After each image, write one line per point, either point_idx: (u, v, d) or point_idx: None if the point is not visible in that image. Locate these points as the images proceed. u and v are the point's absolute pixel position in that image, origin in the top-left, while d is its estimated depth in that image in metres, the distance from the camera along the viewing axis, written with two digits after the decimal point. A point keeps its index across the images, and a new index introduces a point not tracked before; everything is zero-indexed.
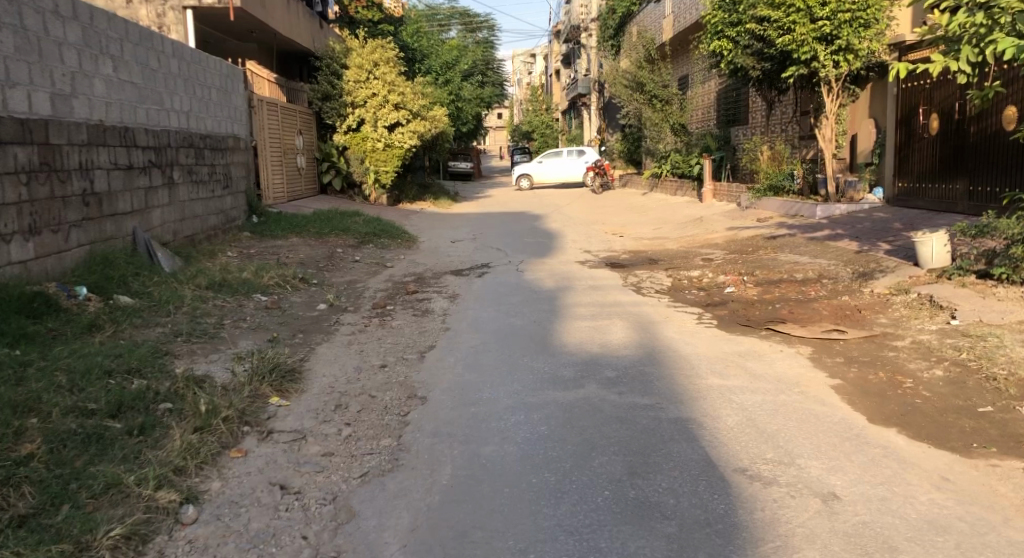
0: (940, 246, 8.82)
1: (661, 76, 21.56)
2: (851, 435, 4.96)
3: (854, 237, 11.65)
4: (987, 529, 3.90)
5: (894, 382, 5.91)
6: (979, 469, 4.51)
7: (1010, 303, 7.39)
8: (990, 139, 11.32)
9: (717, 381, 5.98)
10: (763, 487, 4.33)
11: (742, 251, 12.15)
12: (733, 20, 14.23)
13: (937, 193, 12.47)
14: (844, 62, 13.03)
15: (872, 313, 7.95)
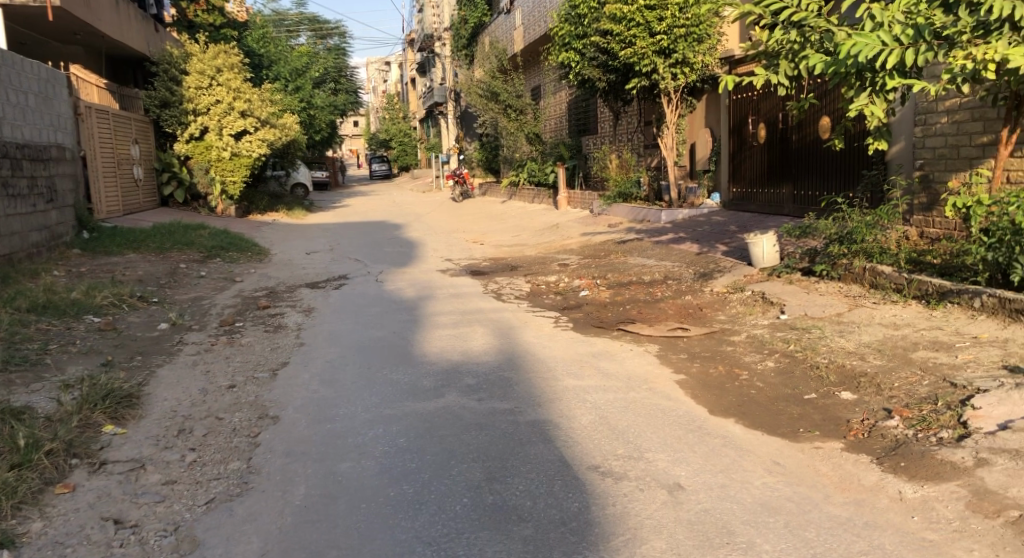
0: (770, 246, 9.45)
1: (514, 86, 21.91)
2: (694, 427, 5.23)
3: (695, 240, 12.32)
4: (810, 508, 4.19)
5: (732, 375, 6.30)
6: (805, 452, 4.85)
7: (831, 297, 8.06)
8: (809, 147, 12.22)
9: (572, 382, 6.16)
10: (614, 482, 4.49)
11: (595, 256, 12.57)
12: (579, 33, 14.72)
13: (767, 197, 13.38)
14: (682, 75, 13.74)
15: (712, 311, 8.42)
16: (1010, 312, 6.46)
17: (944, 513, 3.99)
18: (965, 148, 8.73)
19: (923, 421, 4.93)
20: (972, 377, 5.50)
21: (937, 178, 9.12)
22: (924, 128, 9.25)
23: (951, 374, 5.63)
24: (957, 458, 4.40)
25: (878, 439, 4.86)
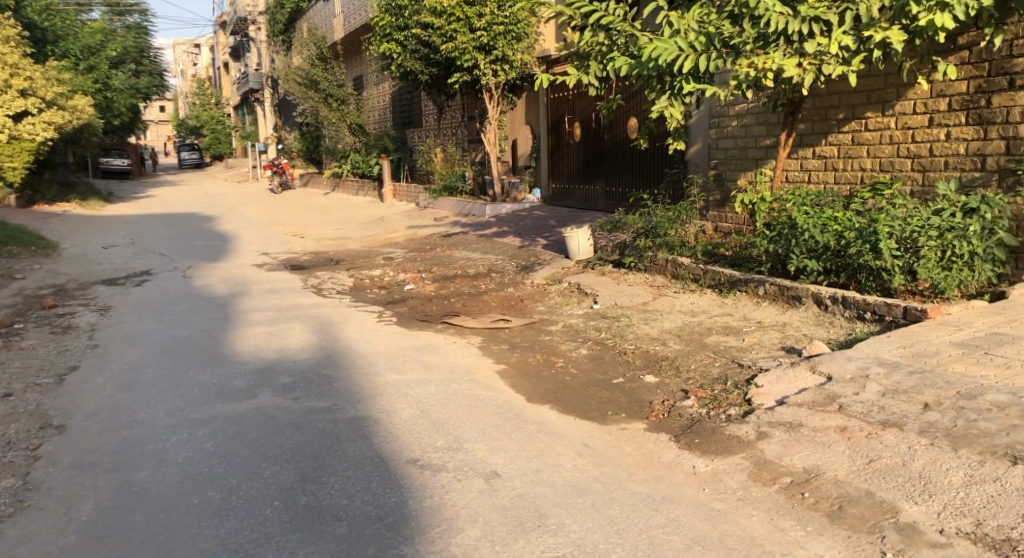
0: (585, 239, 9.96)
1: (335, 75, 21.33)
2: (512, 416, 5.31)
3: (517, 233, 12.61)
4: (616, 486, 4.24)
5: (548, 362, 6.51)
6: (612, 433, 5.02)
7: (638, 287, 8.54)
8: (619, 146, 12.82)
9: (394, 377, 6.12)
10: (432, 474, 4.43)
11: (420, 249, 12.55)
12: (400, 24, 14.64)
13: (583, 193, 13.93)
14: (502, 72, 14.01)
15: (532, 302, 8.65)
16: (788, 298, 7.10)
17: (730, 483, 4.18)
18: (753, 150, 9.50)
19: (714, 401, 5.27)
20: (756, 358, 6.03)
21: (729, 176, 9.87)
22: (717, 130, 9.97)
23: (739, 355, 6.13)
24: (742, 432, 4.67)
25: (676, 419, 5.11)
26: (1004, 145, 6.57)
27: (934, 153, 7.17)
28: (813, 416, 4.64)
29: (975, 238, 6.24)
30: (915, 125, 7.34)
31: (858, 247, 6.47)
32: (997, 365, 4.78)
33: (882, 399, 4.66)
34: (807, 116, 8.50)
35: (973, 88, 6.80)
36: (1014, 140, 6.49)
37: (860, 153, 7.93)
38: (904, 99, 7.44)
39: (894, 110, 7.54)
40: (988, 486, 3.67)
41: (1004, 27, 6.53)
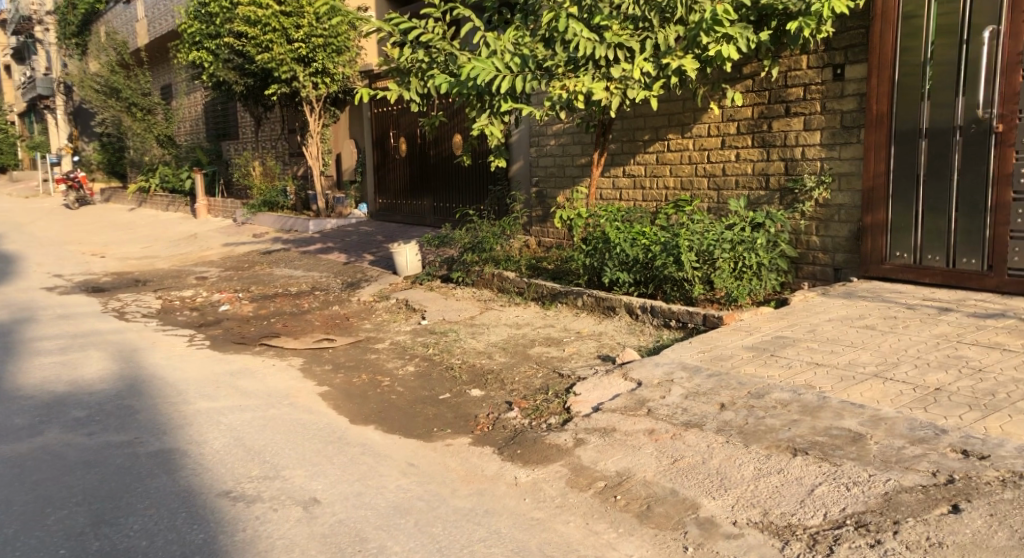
0: (413, 255, 9.96)
1: (140, 83, 20.03)
2: (334, 439, 5.17)
3: (342, 250, 12.40)
4: (440, 503, 4.14)
5: (374, 382, 6.40)
6: (436, 450, 4.90)
7: (465, 302, 8.65)
8: (444, 162, 12.96)
9: (204, 405, 5.83)
10: (246, 506, 4.23)
11: (237, 267, 12.05)
12: (211, 32, 14.01)
13: (409, 208, 13.97)
14: (323, 84, 13.77)
15: (358, 320, 8.51)
16: (604, 308, 7.45)
17: (549, 490, 4.14)
18: (570, 168, 9.90)
19: (537, 411, 5.25)
20: (575, 367, 6.20)
21: (549, 193, 10.26)
22: (537, 149, 10.35)
23: (559, 365, 6.28)
24: (561, 440, 4.67)
25: (500, 431, 5.05)
26: (783, 165, 7.23)
27: (726, 173, 7.80)
28: (625, 421, 4.72)
29: (761, 250, 6.87)
30: (710, 146, 7.95)
31: (664, 259, 6.90)
32: (781, 366, 5.12)
33: (685, 402, 4.84)
34: (617, 137, 9.03)
35: (757, 113, 7.46)
36: (792, 161, 7.16)
37: (664, 172, 8.51)
38: (699, 123, 8.05)
39: (692, 133, 8.15)
40: (774, 477, 3.80)
41: (780, 59, 7.20)
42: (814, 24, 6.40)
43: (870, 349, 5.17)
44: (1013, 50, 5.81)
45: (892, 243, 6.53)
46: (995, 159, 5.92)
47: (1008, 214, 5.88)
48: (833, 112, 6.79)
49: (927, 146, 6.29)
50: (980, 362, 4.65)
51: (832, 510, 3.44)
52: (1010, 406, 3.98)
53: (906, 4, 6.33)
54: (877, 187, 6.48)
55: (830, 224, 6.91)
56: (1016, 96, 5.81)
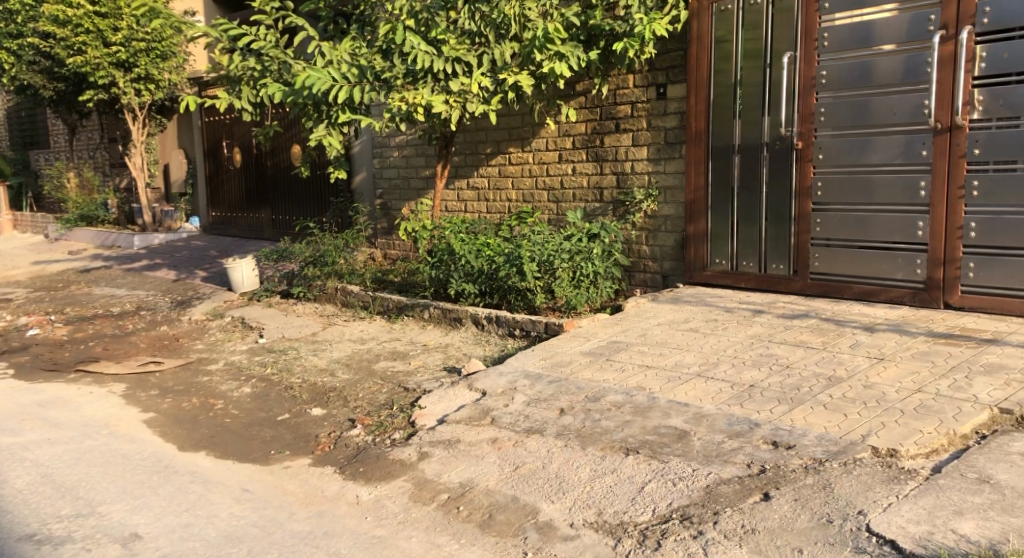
0: (249, 270, 9.64)
1: None
2: (159, 469, 4.89)
3: (171, 266, 11.78)
4: (275, 529, 3.94)
5: (206, 406, 6.13)
6: (274, 473, 4.73)
7: (306, 318, 8.45)
8: (281, 173, 12.63)
9: (8, 441, 5.35)
10: (54, 549, 3.84)
11: (50, 288, 11.17)
12: (14, 31, 12.97)
13: (246, 221, 13.49)
14: (146, 92, 13.06)
15: (188, 341, 8.11)
16: (450, 320, 7.49)
17: (391, 507, 4.01)
18: (414, 180, 9.90)
19: (380, 427, 5.15)
20: (421, 380, 6.14)
21: (394, 205, 10.23)
22: (380, 160, 10.28)
23: (405, 380, 6.22)
24: (404, 456, 4.59)
25: (341, 450, 4.93)
26: (615, 179, 7.60)
27: (564, 186, 8.09)
28: (469, 431, 4.72)
29: (597, 259, 7.11)
30: (548, 160, 8.21)
31: (506, 270, 7.03)
32: (615, 369, 5.33)
33: (526, 408, 4.88)
34: (460, 149, 9.14)
35: (590, 129, 7.79)
36: (623, 175, 7.54)
37: (506, 185, 8.69)
38: (537, 137, 8.29)
39: (531, 147, 8.36)
40: (609, 477, 3.88)
41: (610, 78, 7.55)
42: (637, 45, 6.78)
43: (695, 350, 5.50)
44: (809, 75, 6.22)
45: (712, 251, 6.94)
46: (797, 174, 6.34)
47: (808, 224, 6.32)
48: (657, 129, 7.23)
49: (740, 160, 6.65)
50: (788, 359, 5.06)
51: (660, 506, 3.53)
52: (812, 398, 4.35)
53: (718, 29, 6.72)
54: (698, 200, 6.94)
55: (659, 234, 7.34)
56: (813, 116, 6.22)
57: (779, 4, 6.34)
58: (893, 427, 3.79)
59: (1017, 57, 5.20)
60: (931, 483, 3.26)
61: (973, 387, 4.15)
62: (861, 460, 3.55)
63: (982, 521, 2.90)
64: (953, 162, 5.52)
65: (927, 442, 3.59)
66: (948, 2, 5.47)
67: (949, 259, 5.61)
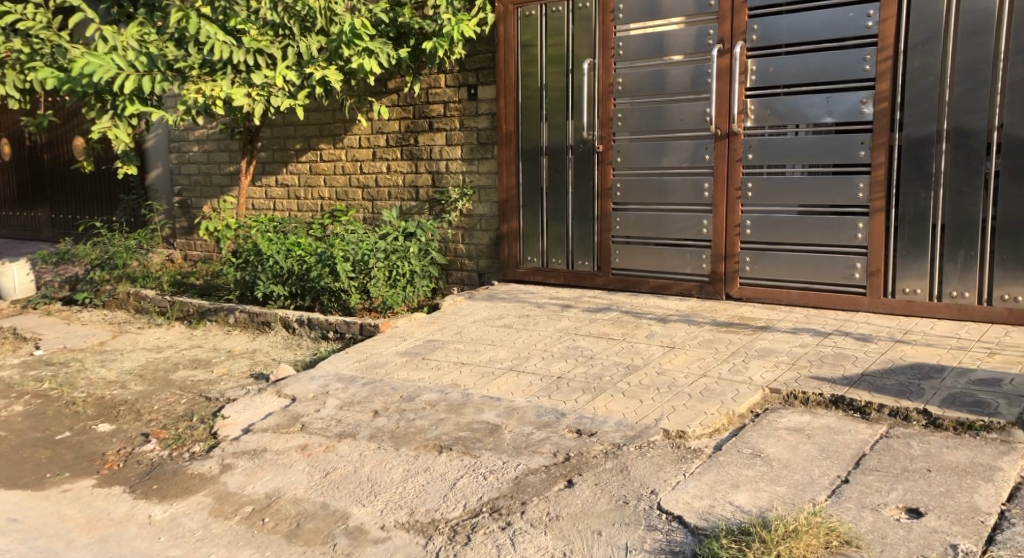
0: (22, 275, 8.85)
1: None
2: None
3: None
4: None
5: None
6: (49, 499, 4.28)
7: (93, 326, 7.84)
8: (61, 167, 11.64)
9: None
10: None
11: None
12: None
13: (21, 220, 12.33)
14: None
15: None
16: (258, 324, 7.23)
17: (188, 525, 3.75)
18: (217, 176, 9.46)
19: (177, 440, 4.85)
20: (224, 389, 5.88)
21: (194, 203, 9.73)
22: (178, 155, 9.75)
23: (207, 389, 5.93)
24: (205, 469, 4.33)
25: (132, 467, 4.59)
26: (430, 177, 7.66)
27: (378, 184, 8.05)
28: (276, 439, 4.57)
29: (413, 258, 7.11)
30: (361, 157, 8.13)
31: (319, 270, 6.88)
32: (430, 368, 5.36)
33: (339, 412, 4.80)
34: (266, 145, 8.85)
35: (403, 127, 7.79)
36: (437, 174, 7.61)
37: (318, 183, 8.51)
38: (349, 134, 8.18)
39: (343, 144, 8.24)
40: (421, 476, 3.89)
41: (421, 77, 7.59)
42: (446, 46, 6.87)
43: (507, 345, 5.66)
44: (607, 81, 6.56)
45: (524, 249, 7.16)
46: (598, 175, 6.67)
47: (609, 223, 6.67)
48: (470, 129, 7.36)
49: (547, 162, 6.90)
50: (592, 351, 5.32)
51: (471, 500, 3.59)
52: (612, 386, 4.61)
53: (523, 34, 6.92)
54: (510, 199, 7.13)
55: (474, 233, 7.49)
56: (611, 120, 6.57)
57: (578, 12, 6.62)
58: (681, 410, 4.10)
59: (781, 71, 5.75)
60: (713, 460, 3.55)
61: (749, 369, 4.58)
62: (654, 442, 3.82)
63: (754, 492, 3.19)
64: (731, 165, 6.02)
65: (710, 422, 3.92)
66: (724, 18, 5.96)
67: (729, 254, 6.12)
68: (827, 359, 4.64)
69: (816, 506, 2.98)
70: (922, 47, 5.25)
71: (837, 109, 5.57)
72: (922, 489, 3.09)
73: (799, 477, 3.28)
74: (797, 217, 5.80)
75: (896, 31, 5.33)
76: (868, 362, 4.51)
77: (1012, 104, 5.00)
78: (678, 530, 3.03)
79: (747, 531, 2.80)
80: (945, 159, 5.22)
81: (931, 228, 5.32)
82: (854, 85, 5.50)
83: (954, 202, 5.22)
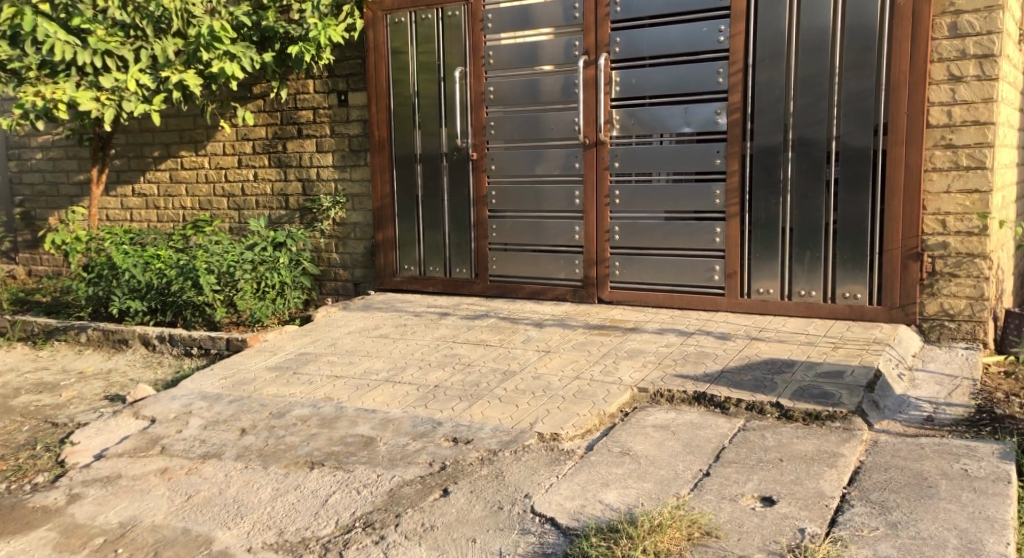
0: None
1: None
2: None
3: None
4: None
5: None
6: None
7: None
8: None
9: None
10: None
11: None
12: None
13: None
14: None
15: None
16: (114, 342, 6.84)
17: None
18: (64, 186, 8.90)
19: (18, 471, 4.45)
20: (74, 414, 5.51)
21: (39, 215, 9.11)
22: (19, 163, 9.12)
23: (54, 414, 5.53)
24: (49, 501, 4.01)
25: None
26: (300, 186, 7.49)
27: (245, 193, 7.79)
28: (131, 465, 4.31)
29: (283, 269, 6.92)
30: (226, 165, 7.85)
31: (180, 283, 6.58)
32: (302, 382, 5.21)
33: (203, 433, 4.59)
34: (121, 152, 8.44)
35: (270, 133, 7.58)
36: (308, 182, 7.44)
37: (179, 192, 8.15)
38: (212, 141, 7.88)
39: (206, 151, 7.94)
40: (290, 495, 3.76)
41: (288, 82, 7.40)
42: (313, 50, 6.77)
43: (382, 356, 5.58)
44: (478, 89, 6.59)
45: (400, 258, 7.10)
46: (473, 183, 6.69)
47: (486, 230, 6.69)
48: (341, 136, 7.24)
49: (421, 169, 6.87)
50: (469, 358, 5.32)
51: (343, 516, 3.50)
52: (489, 392, 4.62)
53: (393, 41, 6.87)
54: (384, 208, 7.06)
55: (347, 242, 7.37)
56: (484, 128, 6.60)
57: (448, 20, 6.63)
58: (556, 413, 4.15)
59: (643, 82, 5.94)
60: (584, 460, 3.62)
61: (620, 370, 4.69)
62: (528, 446, 3.85)
63: (623, 489, 3.27)
64: (600, 174, 6.18)
65: (582, 423, 4.00)
66: (588, 31, 6.11)
67: (600, 259, 6.27)
68: (690, 357, 4.81)
69: (680, 499, 3.08)
70: (768, 62, 5.55)
71: (695, 120, 5.80)
72: (774, 478, 3.25)
73: (664, 472, 3.38)
74: (663, 222, 5.99)
75: (745, 47, 5.61)
76: (728, 359, 4.71)
77: (848, 116, 5.34)
78: (551, 532, 3.06)
79: (615, 528, 2.86)
80: (791, 167, 5.53)
81: (781, 232, 5.62)
82: (709, 97, 5.74)
83: (800, 207, 5.53)
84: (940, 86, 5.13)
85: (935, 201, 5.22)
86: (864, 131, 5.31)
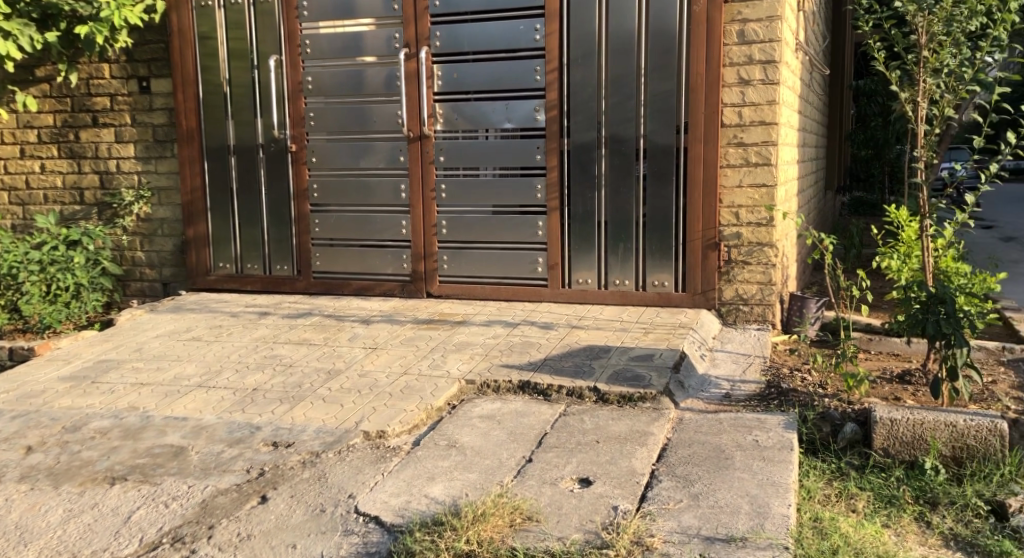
0: None
1: None
2: None
3: None
4: None
5: None
6: None
7: None
8: None
9: None
10: None
11: None
12: None
13: None
14: None
15: None
16: None
17: None
18: None
19: None
20: None
21: None
22: None
23: None
24: None
25: None
26: (98, 178, 6.92)
27: (31, 186, 7.11)
28: None
29: (78, 269, 6.39)
30: (6, 155, 7.16)
31: None
32: (102, 392, 4.80)
33: None
34: None
35: (59, 121, 6.95)
36: (106, 174, 6.89)
37: None
38: None
39: None
40: (86, 515, 3.43)
41: (79, 65, 6.82)
42: (106, 32, 6.17)
43: (194, 360, 5.24)
44: (296, 80, 6.34)
45: (214, 256, 6.72)
46: (293, 177, 6.44)
47: (307, 225, 6.47)
48: (143, 125, 6.75)
49: (235, 162, 6.53)
50: (291, 359, 5.11)
51: (148, 533, 3.23)
52: (312, 393, 4.45)
53: (200, 26, 6.48)
54: (195, 202, 6.65)
55: (154, 239, 6.89)
56: (303, 119, 6.36)
57: (260, 7, 6.33)
58: (382, 410, 4.06)
59: (465, 77, 5.94)
60: (410, 455, 3.56)
61: (447, 363, 4.67)
62: (353, 445, 3.74)
63: (448, 482, 3.24)
64: (424, 168, 6.12)
65: (409, 419, 3.94)
66: (407, 23, 6.03)
67: (427, 253, 6.22)
68: (515, 348, 4.87)
69: (502, 487, 3.09)
70: (580, 62, 5.71)
71: (516, 115, 5.88)
72: (591, 460, 3.33)
73: (489, 461, 3.39)
74: (490, 216, 6.02)
75: (559, 46, 5.74)
76: (550, 348, 4.80)
77: (653, 115, 5.61)
78: (374, 531, 2.98)
79: (438, 521, 2.82)
80: (604, 162, 5.74)
81: (596, 225, 5.82)
82: (529, 93, 5.84)
83: (612, 201, 5.75)
84: (731, 89, 5.46)
85: (728, 195, 5.56)
86: (668, 130, 5.59)
